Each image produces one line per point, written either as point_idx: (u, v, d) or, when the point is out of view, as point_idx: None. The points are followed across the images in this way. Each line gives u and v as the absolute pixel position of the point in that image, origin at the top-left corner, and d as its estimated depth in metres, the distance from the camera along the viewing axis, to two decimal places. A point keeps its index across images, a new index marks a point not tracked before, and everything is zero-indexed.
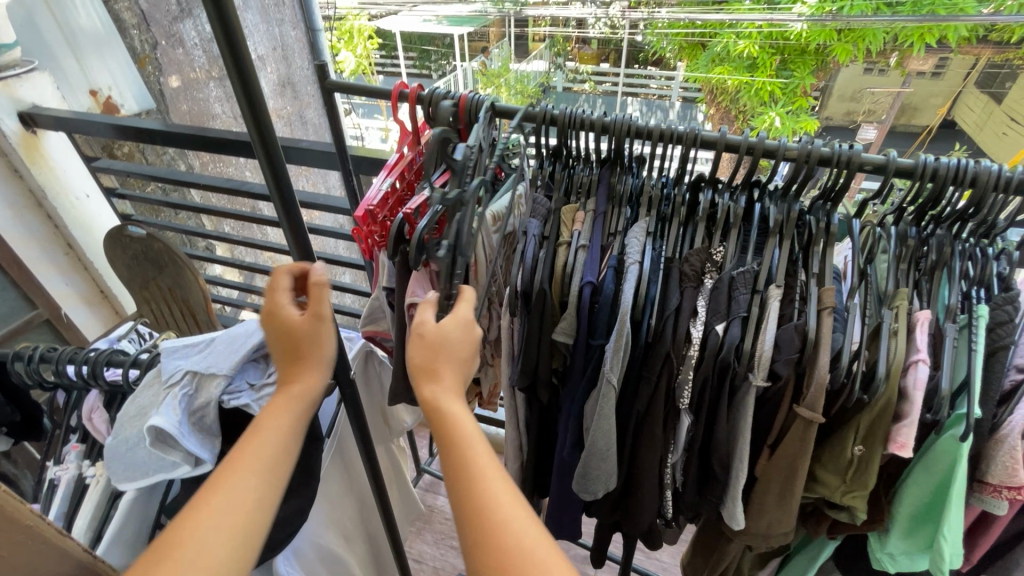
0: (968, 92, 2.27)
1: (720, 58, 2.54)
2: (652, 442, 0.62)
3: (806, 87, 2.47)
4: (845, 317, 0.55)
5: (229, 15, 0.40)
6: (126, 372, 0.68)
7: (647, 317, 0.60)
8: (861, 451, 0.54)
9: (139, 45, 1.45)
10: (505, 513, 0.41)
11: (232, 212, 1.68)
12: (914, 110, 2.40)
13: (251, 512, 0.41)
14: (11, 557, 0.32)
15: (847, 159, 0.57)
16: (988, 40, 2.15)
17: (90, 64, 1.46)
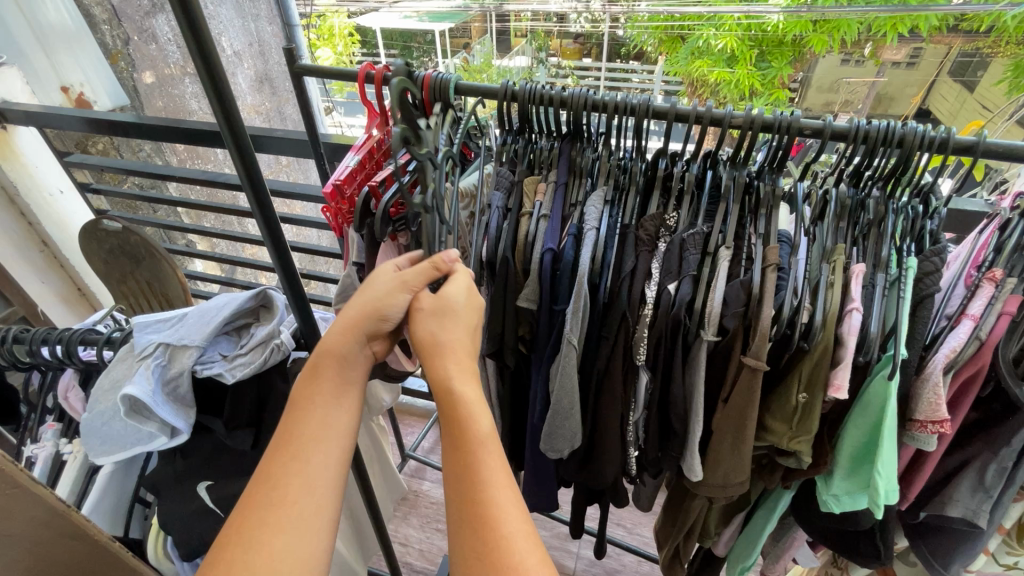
0: (942, 81, 2.28)
1: (699, 49, 2.54)
2: (612, 400, 0.65)
3: (783, 78, 2.56)
4: (788, 273, 0.58)
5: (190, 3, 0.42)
6: (100, 350, 0.69)
7: (604, 279, 0.63)
8: (804, 398, 0.57)
9: (110, 40, 1.44)
10: (503, 519, 0.42)
11: (211, 206, 1.68)
12: (889, 100, 2.43)
13: (315, 502, 0.43)
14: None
15: (787, 124, 0.59)
16: (959, 30, 2.24)
17: (59, 59, 1.45)
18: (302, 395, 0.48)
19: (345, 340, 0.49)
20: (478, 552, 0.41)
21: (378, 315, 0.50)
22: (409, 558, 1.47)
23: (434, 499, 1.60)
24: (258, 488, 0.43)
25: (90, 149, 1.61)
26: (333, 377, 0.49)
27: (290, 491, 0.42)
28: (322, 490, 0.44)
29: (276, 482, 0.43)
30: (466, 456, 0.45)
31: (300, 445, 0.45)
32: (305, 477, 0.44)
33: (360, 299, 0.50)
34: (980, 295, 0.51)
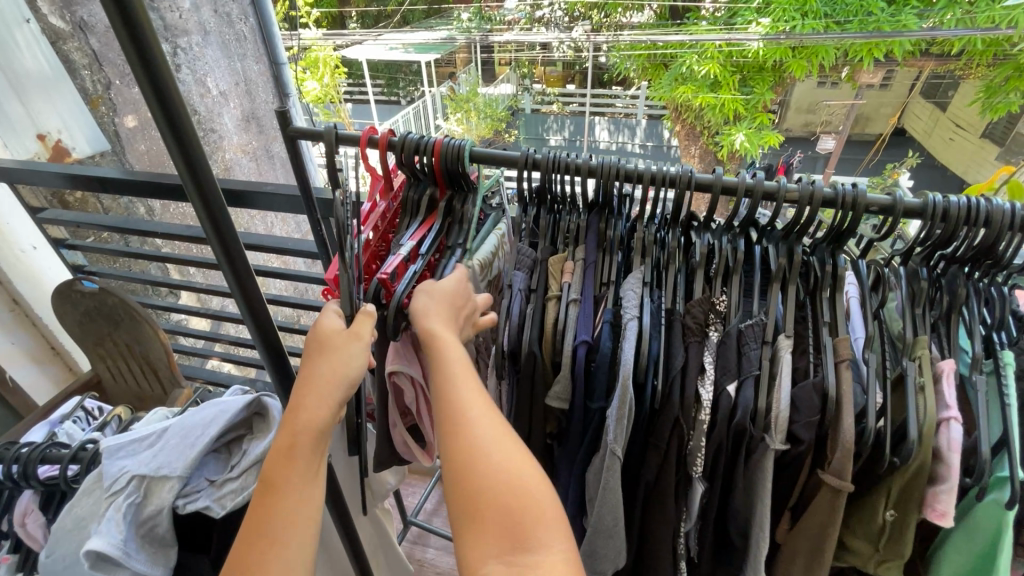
0: (915, 101, 2.12)
1: (682, 76, 2.48)
2: (663, 514, 0.57)
3: (765, 103, 2.46)
4: (863, 370, 0.51)
5: (160, 76, 0.35)
6: (64, 469, 0.59)
7: (652, 378, 0.55)
8: (892, 516, 0.50)
9: (92, 85, 1.42)
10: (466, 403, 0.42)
11: (193, 259, 1.58)
12: (867, 120, 2.10)
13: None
14: None
15: (853, 199, 0.53)
16: (931, 53, 2.15)
17: (35, 106, 1.29)
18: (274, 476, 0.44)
19: (321, 407, 0.46)
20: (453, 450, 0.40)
21: (344, 379, 0.48)
22: None
23: (440, 570, 1.48)
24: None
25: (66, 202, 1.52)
26: (310, 450, 0.45)
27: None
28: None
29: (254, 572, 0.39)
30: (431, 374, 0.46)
31: (276, 525, 0.42)
32: (284, 561, 0.40)
33: (320, 367, 0.48)
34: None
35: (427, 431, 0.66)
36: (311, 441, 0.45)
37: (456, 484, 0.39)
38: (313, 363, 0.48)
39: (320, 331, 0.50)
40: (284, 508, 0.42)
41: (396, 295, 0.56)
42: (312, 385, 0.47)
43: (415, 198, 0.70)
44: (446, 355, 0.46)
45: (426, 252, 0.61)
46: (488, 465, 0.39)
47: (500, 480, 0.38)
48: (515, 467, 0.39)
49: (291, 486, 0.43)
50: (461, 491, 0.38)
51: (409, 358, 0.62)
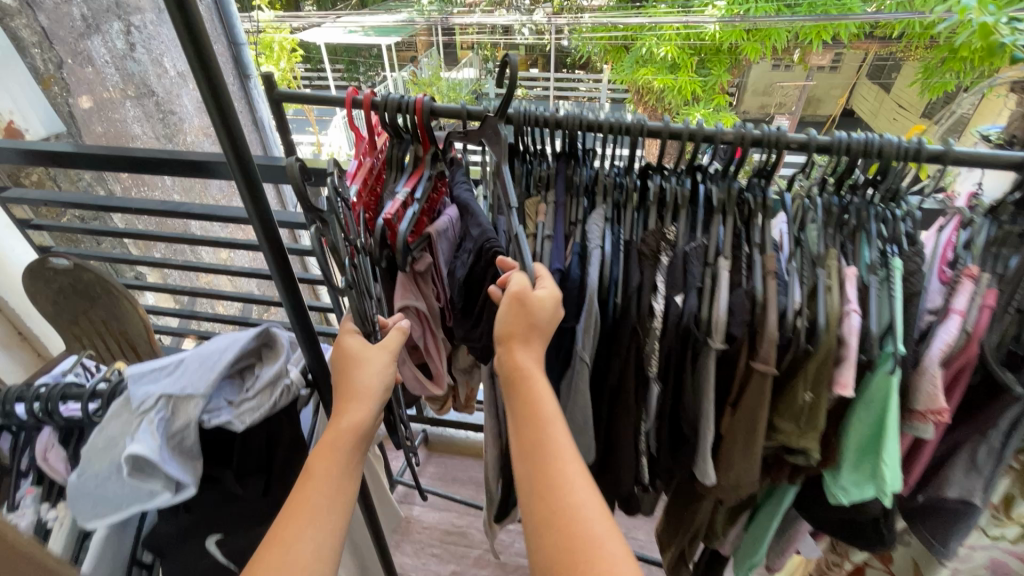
0: (863, 83, 2.47)
1: (643, 58, 2.62)
2: (627, 411, 0.67)
3: (722, 85, 2.64)
4: (786, 280, 0.61)
5: (200, 38, 0.43)
6: (86, 405, 0.64)
7: (613, 295, 0.65)
8: (810, 397, 0.60)
9: (42, 64, 1.39)
10: (570, 488, 0.45)
11: (160, 235, 1.57)
12: (818, 101, 2.50)
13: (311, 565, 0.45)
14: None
15: (775, 139, 0.63)
16: (875, 36, 2.43)
17: None
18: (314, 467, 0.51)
19: (362, 411, 0.54)
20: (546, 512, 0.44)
21: (378, 392, 0.56)
22: None
23: (427, 523, 1.60)
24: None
25: (28, 179, 1.52)
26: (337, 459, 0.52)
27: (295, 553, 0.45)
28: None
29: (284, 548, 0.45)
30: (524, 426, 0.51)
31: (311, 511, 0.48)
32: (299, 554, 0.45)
33: (356, 377, 0.56)
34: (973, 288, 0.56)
35: (434, 362, 0.77)
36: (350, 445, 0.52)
37: (550, 526, 0.44)
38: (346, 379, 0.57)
39: (345, 348, 0.58)
40: (319, 493, 0.49)
41: (401, 233, 0.63)
42: (354, 394, 0.55)
43: (399, 154, 0.77)
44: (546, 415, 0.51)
45: (420, 197, 0.68)
46: (575, 532, 0.43)
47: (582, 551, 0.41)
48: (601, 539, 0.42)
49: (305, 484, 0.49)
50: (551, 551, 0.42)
51: (415, 294, 0.71)
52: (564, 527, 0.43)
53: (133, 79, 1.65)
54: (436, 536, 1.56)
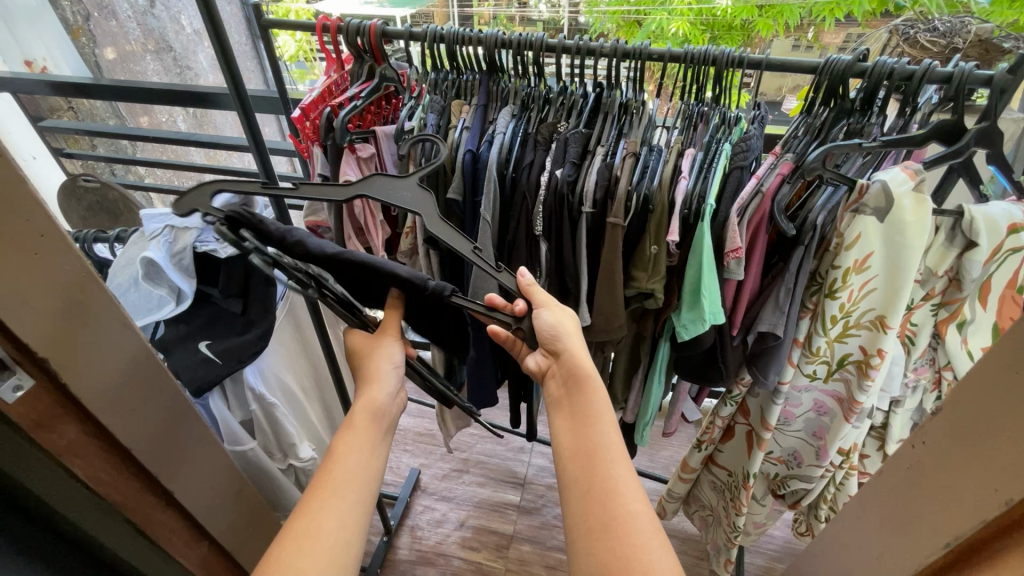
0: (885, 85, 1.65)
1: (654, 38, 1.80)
2: (521, 263, 0.85)
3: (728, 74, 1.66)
4: (641, 158, 0.79)
5: None
6: (110, 245, 0.86)
7: (511, 170, 0.83)
8: (655, 248, 0.78)
9: (71, 16, 1.63)
10: (617, 482, 0.55)
11: (167, 163, 1.88)
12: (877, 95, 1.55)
13: (345, 534, 0.52)
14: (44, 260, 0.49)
15: (642, 52, 0.80)
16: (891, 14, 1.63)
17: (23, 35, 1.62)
18: (338, 443, 0.58)
19: (377, 390, 0.61)
20: (591, 490, 0.55)
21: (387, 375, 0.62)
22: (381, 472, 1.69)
23: (402, 426, 1.82)
24: (298, 531, 0.51)
25: (60, 115, 1.80)
26: (367, 423, 0.60)
27: (325, 523, 0.52)
28: (351, 524, 0.53)
29: (311, 519, 0.52)
30: (587, 435, 0.60)
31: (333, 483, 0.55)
32: (335, 514, 0.53)
33: (369, 362, 0.63)
34: (773, 162, 0.73)
35: (373, 239, 0.98)
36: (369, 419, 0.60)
37: (602, 532, 0.52)
38: (371, 361, 0.63)
39: (356, 341, 0.65)
40: (347, 466, 0.56)
41: (340, 118, 0.83)
42: (369, 379, 0.62)
43: (359, 70, 0.97)
44: (601, 428, 0.61)
45: (364, 96, 0.89)
46: (632, 530, 0.51)
47: (628, 540, 0.50)
48: (647, 539, 0.50)
49: (354, 447, 0.57)
50: (597, 535, 0.52)
51: (355, 172, 0.90)
52: (613, 512, 0.53)
53: (154, 34, 1.74)
54: (409, 436, 1.78)
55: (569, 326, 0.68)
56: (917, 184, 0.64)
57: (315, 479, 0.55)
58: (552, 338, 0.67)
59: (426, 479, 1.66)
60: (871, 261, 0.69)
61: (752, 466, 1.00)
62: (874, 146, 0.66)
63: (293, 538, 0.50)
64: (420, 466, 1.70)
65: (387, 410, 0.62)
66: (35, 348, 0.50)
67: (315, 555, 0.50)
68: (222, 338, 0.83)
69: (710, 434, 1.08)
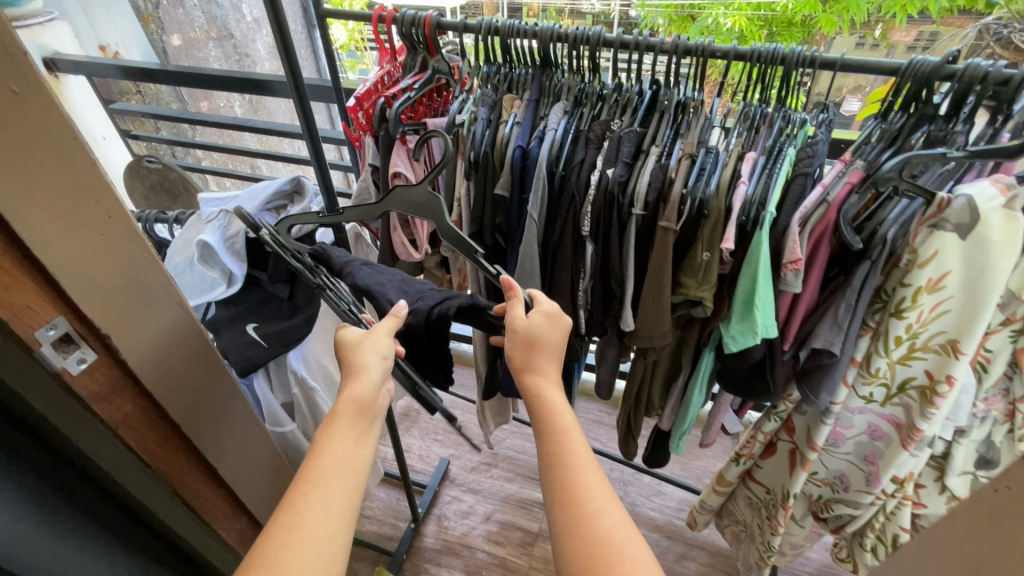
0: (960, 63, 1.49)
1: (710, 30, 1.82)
2: (565, 263, 0.83)
3: None
4: (698, 161, 0.75)
5: None
6: (170, 226, 0.89)
7: (561, 168, 0.82)
8: (707, 255, 0.75)
9: (144, 4, 1.73)
10: (590, 494, 0.51)
11: (223, 147, 1.95)
12: None
13: (336, 532, 0.48)
14: (109, 240, 0.50)
15: (704, 49, 0.76)
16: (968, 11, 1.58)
17: (99, 20, 1.74)
18: (323, 432, 0.54)
19: (363, 380, 0.57)
20: (566, 499, 0.52)
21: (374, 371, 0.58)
22: (411, 460, 1.72)
23: (433, 415, 1.85)
24: (282, 525, 0.47)
25: (129, 99, 1.90)
26: (352, 414, 0.55)
27: (313, 516, 0.48)
28: (338, 515, 0.49)
29: (296, 513, 0.48)
30: (555, 443, 0.56)
31: (317, 475, 0.51)
32: (319, 507, 0.48)
33: (354, 352, 0.59)
34: (841, 170, 0.69)
35: (419, 233, 0.99)
36: (354, 413, 0.55)
37: (584, 556, 0.48)
38: (354, 352, 0.59)
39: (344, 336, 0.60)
40: (334, 456, 0.52)
41: (394, 109, 0.84)
42: (353, 369, 0.58)
43: (412, 62, 0.97)
44: (567, 438, 0.56)
45: (416, 87, 0.88)
46: (614, 543, 0.48)
47: (608, 555, 0.47)
48: (632, 552, 0.48)
49: (338, 439, 0.53)
50: (581, 553, 0.48)
51: (406, 164, 0.91)
52: (588, 524, 0.50)
53: (217, 22, 1.80)
54: (439, 426, 1.81)
55: (546, 338, 0.63)
56: (1010, 199, 0.58)
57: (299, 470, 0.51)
58: (529, 339, 0.62)
59: (454, 470, 1.68)
60: (947, 281, 0.64)
61: (793, 485, 0.96)
62: (960, 155, 0.60)
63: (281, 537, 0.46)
64: (449, 456, 1.72)
65: (372, 400, 0.57)
66: (101, 328, 0.52)
67: (307, 557, 0.45)
68: (268, 322, 0.85)
69: (750, 448, 1.04)
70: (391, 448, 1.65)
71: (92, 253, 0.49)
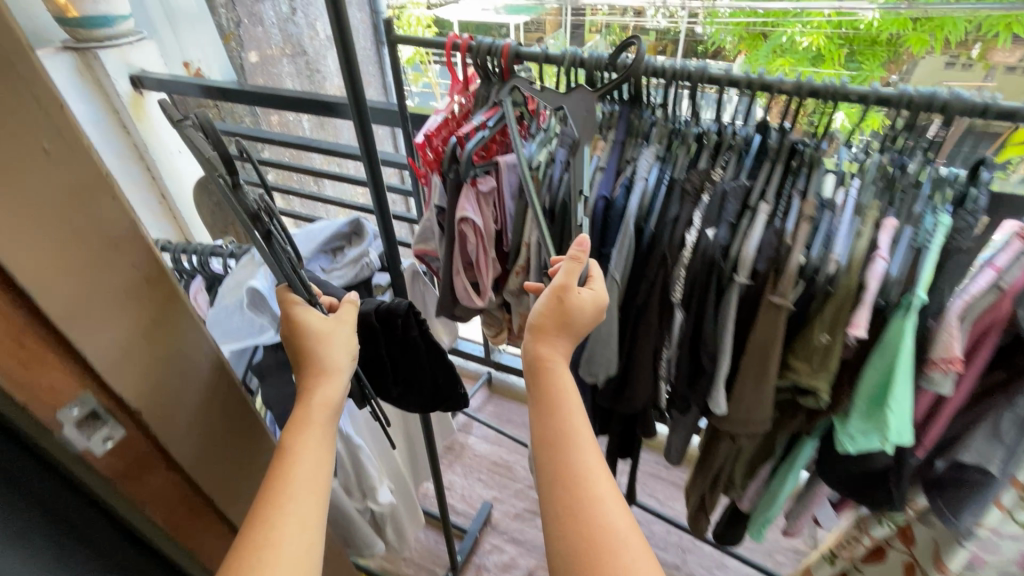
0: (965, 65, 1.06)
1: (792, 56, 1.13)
2: (647, 333, 0.72)
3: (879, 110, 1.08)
4: (820, 226, 0.64)
5: None
6: (225, 260, 0.84)
7: (651, 224, 0.72)
8: (827, 338, 0.61)
9: (227, 22, 1.76)
10: (612, 513, 0.45)
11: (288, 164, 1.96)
12: None
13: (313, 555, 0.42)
14: (152, 308, 0.45)
15: (834, 91, 0.63)
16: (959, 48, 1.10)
17: (184, 37, 1.80)
18: (291, 438, 0.48)
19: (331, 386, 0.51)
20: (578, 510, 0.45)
21: (338, 371, 0.52)
22: (452, 500, 1.63)
23: (478, 453, 1.75)
24: (258, 518, 0.43)
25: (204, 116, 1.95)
26: (323, 421, 0.50)
27: (286, 533, 0.42)
28: (313, 527, 0.44)
29: (270, 529, 0.42)
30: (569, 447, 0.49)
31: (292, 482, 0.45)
32: (293, 524, 0.43)
33: (323, 348, 0.52)
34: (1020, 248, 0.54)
35: (483, 279, 0.91)
36: (328, 421, 0.50)
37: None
38: (327, 350, 0.52)
39: (309, 330, 0.52)
40: (303, 465, 0.46)
41: (468, 150, 0.78)
42: (317, 366, 0.52)
43: (485, 94, 0.90)
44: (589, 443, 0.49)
45: (491, 125, 0.81)
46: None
47: None
48: None
49: (310, 445, 0.48)
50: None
51: (475, 208, 0.84)
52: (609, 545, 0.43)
53: (291, 40, 1.86)
54: (483, 464, 1.71)
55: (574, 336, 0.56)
56: None
57: (271, 477, 0.45)
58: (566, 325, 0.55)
59: (496, 515, 1.58)
60: None
61: None
62: None
63: (255, 559, 0.40)
64: (492, 500, 1.62)
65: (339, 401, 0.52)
66: (134, 406, 0.46)
67: None
68: None
69: (849, 550, 0.89)
70: (432, 485, 1.58)
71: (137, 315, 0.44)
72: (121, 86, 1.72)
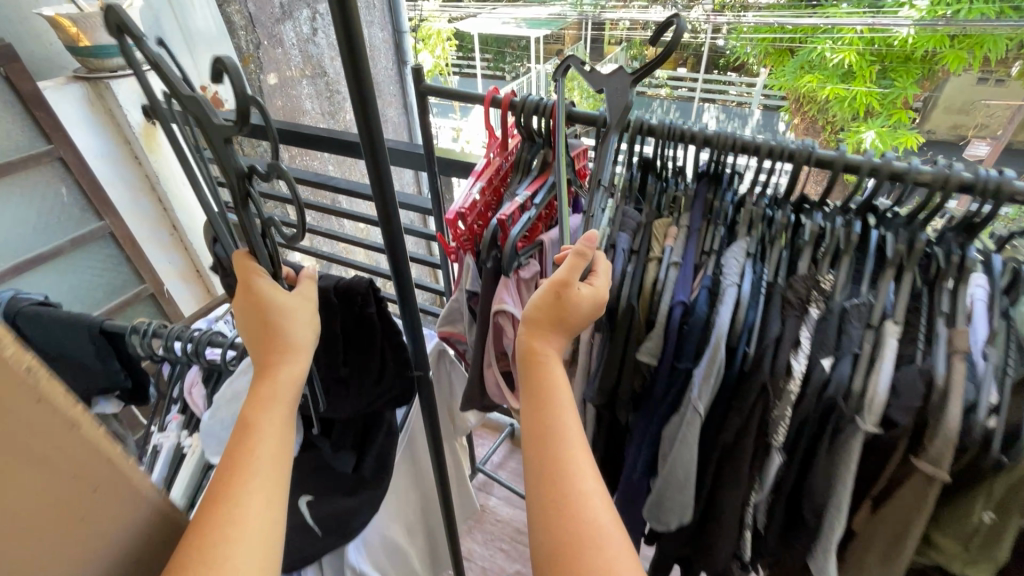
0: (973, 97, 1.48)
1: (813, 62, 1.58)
2: (737, 478, 0.59)
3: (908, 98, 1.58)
4: (978, 365, 0.49)
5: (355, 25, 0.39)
6: (224, 353, 0.70)
7: (745, 343, 0.57)
8: (992, 519, 0.50)
9: (245, 44, 1.60)
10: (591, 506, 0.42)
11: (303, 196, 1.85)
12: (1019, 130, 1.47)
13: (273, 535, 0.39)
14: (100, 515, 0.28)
15: (995, 186, 0.50)
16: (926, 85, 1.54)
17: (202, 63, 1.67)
18: (253, 415, 0.43)
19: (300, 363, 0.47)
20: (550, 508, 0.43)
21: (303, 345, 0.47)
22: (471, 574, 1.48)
23: (500, 517, 1.61)
24: (216, 500, 0.38)
25: None
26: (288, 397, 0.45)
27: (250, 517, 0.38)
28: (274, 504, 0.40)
29: (231, 509, 0.38)
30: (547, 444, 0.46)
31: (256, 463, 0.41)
32: (253, 505, 0.39)
33: (295, 327, 0.47)
34: None
35: None
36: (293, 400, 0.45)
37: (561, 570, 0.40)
38: (297, 326, 0.47)
39: (264, 296, 0.45)
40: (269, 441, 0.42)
41: (512, 239, 0.64)
42: (279, 339, 0.46)
43: (528, 157, 0.76)
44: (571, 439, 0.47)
45: (539, 204, 0.69)
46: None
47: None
48: None
49: (273, 422, 0.43)
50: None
51: (515, 299, 0.69)
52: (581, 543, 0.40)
53: (311, 60, 1.82)
54: (507, 532, 1.56)
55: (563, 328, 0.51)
56: None
57: (232, 457, 0.41)
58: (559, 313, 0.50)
59: None
60: None
61: None
62: None
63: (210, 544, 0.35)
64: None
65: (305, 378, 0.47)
66: None
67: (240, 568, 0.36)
68: (321, 499, 0.67)
69: None
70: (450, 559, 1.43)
71: (72, 524, 0.26)
72: (132, 116, 1.61)
